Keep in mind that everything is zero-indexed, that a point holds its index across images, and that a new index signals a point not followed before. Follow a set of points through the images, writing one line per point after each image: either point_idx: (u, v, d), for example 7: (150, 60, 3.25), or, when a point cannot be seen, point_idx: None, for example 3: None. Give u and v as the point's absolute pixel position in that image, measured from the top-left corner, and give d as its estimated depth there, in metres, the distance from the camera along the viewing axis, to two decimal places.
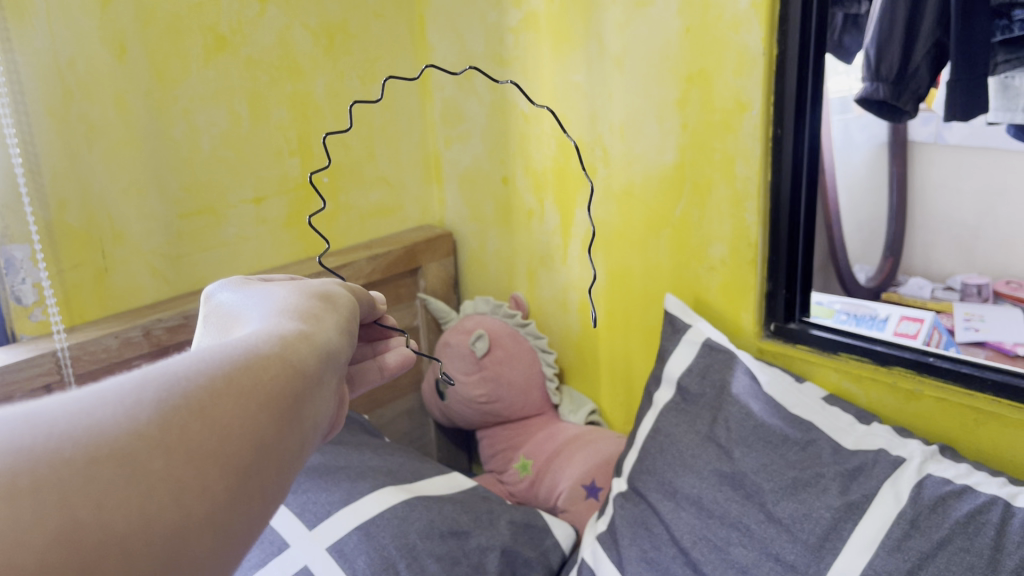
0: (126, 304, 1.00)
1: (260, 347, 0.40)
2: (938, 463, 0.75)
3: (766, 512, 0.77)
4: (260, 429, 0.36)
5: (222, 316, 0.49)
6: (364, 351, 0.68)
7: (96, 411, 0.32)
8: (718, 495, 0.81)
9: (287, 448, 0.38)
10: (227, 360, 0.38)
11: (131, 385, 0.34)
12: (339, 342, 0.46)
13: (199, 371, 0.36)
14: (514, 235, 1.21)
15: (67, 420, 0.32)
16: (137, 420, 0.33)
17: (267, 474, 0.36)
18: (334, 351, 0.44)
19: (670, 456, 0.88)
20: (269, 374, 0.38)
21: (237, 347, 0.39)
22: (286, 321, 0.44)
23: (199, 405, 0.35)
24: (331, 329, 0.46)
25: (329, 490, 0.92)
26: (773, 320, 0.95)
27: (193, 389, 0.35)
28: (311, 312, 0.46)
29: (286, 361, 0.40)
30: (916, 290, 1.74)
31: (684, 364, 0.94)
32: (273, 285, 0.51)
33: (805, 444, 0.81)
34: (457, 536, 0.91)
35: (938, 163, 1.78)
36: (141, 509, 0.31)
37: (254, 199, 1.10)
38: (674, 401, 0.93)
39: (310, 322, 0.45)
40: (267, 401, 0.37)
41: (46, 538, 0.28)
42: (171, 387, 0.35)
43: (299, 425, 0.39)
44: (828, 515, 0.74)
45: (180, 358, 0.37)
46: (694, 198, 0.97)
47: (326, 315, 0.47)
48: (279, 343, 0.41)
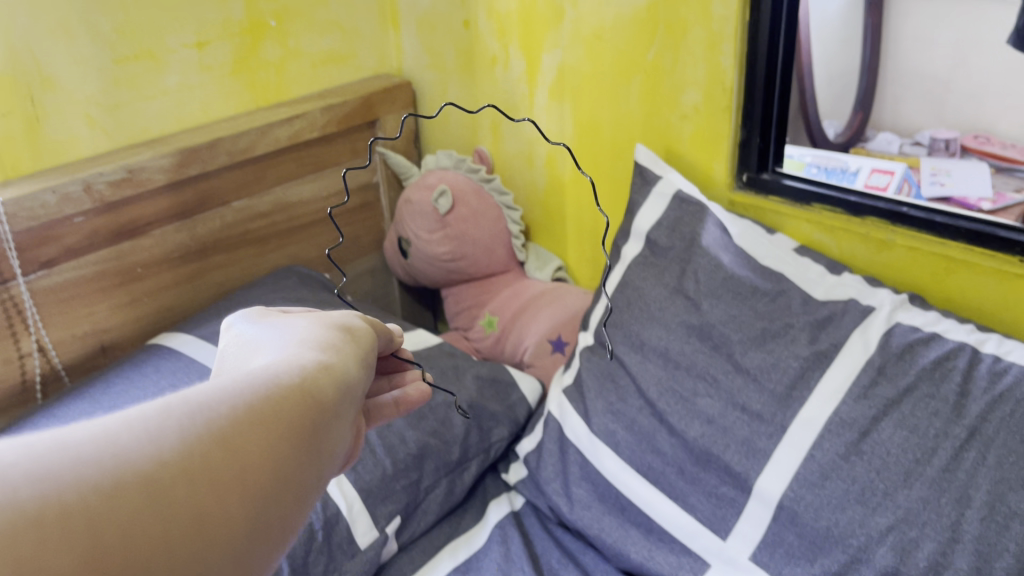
0: (63, 157, 0.94)
1: (277, 378, 0.41)
2: (908, 311, 0.75)
3: (734, 363, 0.77)
4: (277, 461, 0.38)
5: (240, 346, 0.49)
6: (380, 384, 0.64)
7: (123, 437, 0.34)
8: (685, 347, 0.81)
9: (303, 480, 0.39)
10: (246, 393, 0.39)
11: (160, 412, 0.36)
12: (357, 372, 0.47)
13: (222, 402, 0.38)
14: (477, 82, 1.15)
15: (97, 446, 0.33)
16: (163, 448, 0.34)
17: (284, 505, 0.38)
18: (351, 382, 0.46)
19: (637, 309, 0.87)
20: (286, 406, 0.40)
21: (256, 380, 0.41)
22: (304, 353, 0.45)
23: (224, 437, 0.36)
24: (349, 359, 0.47)
25: None
26: (745, 170, 0.93)
27: (218, 422, 0.37)
28: (331, 341, 0.47)
29: (302, 393, 0.41)
30: (884, 145, 1.71)
31: (655, 216, 0.91)
32: (293, 317, 0.52)
33: (775, 295, 0.79)
34: None
35: (915, 13, 1.71)
36: (164, 534, 0.32)
37: (196, 43, 1.02)
38: (642, 254, 0.91)
39: (328, 354, 0.46)
40: (287, 436, 0.39)
41: (75, 560, 0.30)
42: (197, 416, 0.37)
43: (315, 457, 0.41)
44: (796, 364, 0.74)
45: (203, 387, 0.39)
46: (668, 41, 0.92)
47: (346, 347, 0.48)
48: (296, 374, 0.42)
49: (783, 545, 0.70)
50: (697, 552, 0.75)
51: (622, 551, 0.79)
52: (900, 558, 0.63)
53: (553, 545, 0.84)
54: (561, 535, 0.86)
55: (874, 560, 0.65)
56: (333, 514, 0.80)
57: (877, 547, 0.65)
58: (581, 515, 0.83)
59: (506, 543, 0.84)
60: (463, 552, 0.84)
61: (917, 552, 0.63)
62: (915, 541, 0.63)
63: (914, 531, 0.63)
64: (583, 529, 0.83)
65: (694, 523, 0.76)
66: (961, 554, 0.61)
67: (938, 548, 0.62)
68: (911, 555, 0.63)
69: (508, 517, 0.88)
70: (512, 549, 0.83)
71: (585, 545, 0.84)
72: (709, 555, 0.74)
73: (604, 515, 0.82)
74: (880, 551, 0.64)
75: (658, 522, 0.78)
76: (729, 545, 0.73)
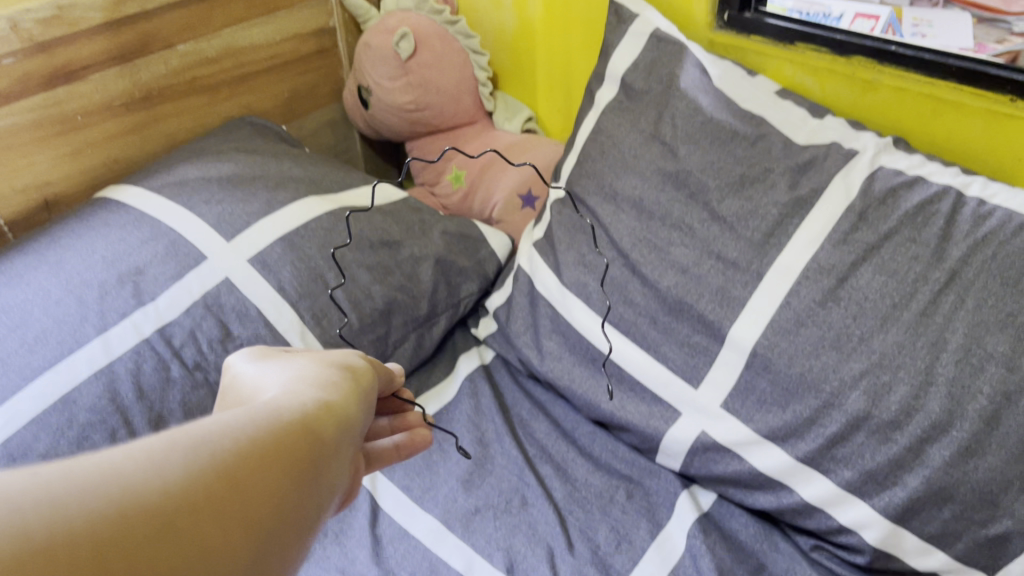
0: None
1: (280, 414, 0.38)
2: (891, 155, 0.72)
3: (710, 211, 0.74)
4: (282, 503, 0.35)
5: (241, 389, 0.46)
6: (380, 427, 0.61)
7: (125, 469, 0.30)
8: (660, 196, 0.78)
9: (307, 519, 0.36)
10: (252, 428, 0.36)
11: (161, 442, 0.32)
12: (359, 408, 0.44)
13: (226, 435, 0.35)
14: None
15: (99, 479, 0.29)
16: (166, 481, 0.31)
17: (288, 550, 0.34)
18: (352, 420, 0.42)
19: (611, 158, 0.83)
20: (290, 440, 0.37)
21: (257, 416, 0.37)
22: (305, 388, 0.42)
23: (229, 471, 0.33)
24: (351, 396, 0.44)
25: (246, 201, 0.83)
26: (728, 9, 0.87)
27: (224, 455, 0.33)
28: (332, 377, 0.44)
29: (303, 429, 0.38)
30: None
31: (630, 59, 0.86)
32: (294, 354, 0.49)
33: (755, 140, 0.76)
34: (389, 247, 0.86)
35: None
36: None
37: None
38: (617, 99, 0.86)
39: (329, 390, 0.43)
40: (291, 476, 0.36)
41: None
42: (201, 446, 0.33)
43: (319, 495, 0.37)
44: (774, 212, 0.71)
45: (205, 420, 0.35)
46: None
47: (345, 382, 0.45)
48: (300, 411, 0.39)
49: (755, 392, 0.70)
50: (668, 401, 0.75)
51: (591, 400, 0.79)
52: (872, 402, 0.63)
53: (523, 397, 0.85)
54: (531, 387, 0.87)
55: (846, 404, 0.64)
56: None
57: (850, 391, 0.64)
58: (552, 368, 0.83)
59: (477, 397, 0.85)
60: (434, 405, 0.85)
61: (889, 396, 0.63)
62: (888, 385, 0.63)
63: (888, 376, 0.63)
64: (553, 382, 0.83)
65: (665, 373, 0.75)
66: (933, 399, 0.61)
67: (910, 392, 0.62)
68: (883, 399, 0.63)
69: (478, 372, 0.88)
70: (482, 403, 0.84)
71: (555, 396, 0.85)
72: (680, 403, 0.74)
73: (575, 368, 0.81)
74: (852, 395, 0.64)
75: (629, 373, 0.78)
76: (701, 395, 0.73)
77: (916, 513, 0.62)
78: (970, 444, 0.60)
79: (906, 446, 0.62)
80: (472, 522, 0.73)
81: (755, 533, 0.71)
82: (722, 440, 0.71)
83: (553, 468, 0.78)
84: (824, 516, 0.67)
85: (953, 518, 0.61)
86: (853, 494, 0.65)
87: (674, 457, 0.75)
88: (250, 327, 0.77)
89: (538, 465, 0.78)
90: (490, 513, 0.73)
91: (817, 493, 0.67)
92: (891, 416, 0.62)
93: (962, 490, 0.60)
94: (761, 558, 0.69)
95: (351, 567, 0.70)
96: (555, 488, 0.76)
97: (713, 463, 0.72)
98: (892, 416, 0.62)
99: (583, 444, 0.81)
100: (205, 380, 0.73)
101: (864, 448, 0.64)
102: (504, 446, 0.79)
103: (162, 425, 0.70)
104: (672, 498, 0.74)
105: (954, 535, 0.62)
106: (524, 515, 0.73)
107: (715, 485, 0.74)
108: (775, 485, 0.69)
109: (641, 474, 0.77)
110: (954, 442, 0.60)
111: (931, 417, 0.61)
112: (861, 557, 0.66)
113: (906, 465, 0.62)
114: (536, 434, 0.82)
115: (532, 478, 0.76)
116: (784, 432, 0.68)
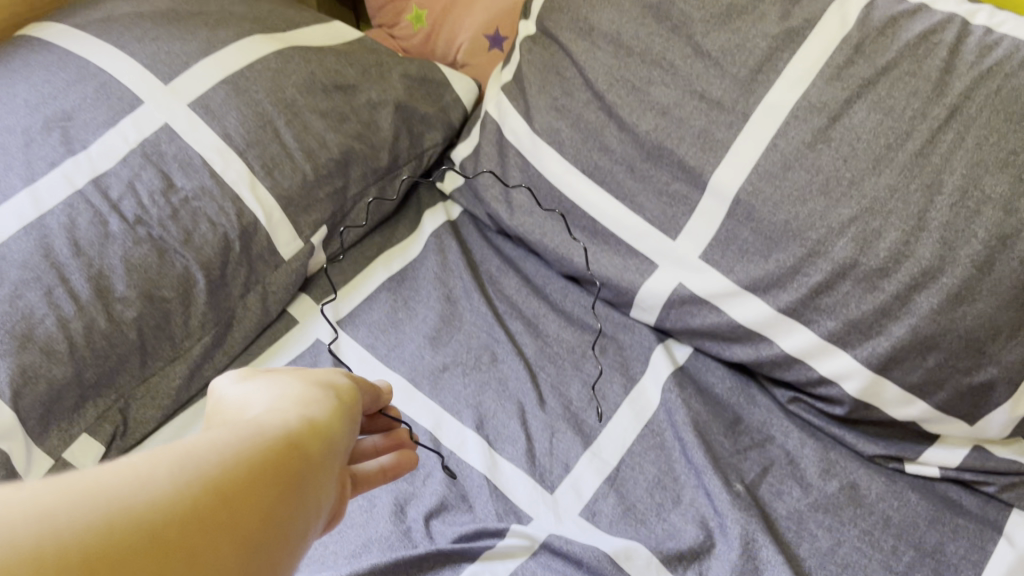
0: None
1: (266, 431, 0.35)
2: None
3: (694, 46, 0.68)
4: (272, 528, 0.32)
5: (221, 413, 0.41)
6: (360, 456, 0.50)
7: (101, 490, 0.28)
8: (640, 31, 0.71)
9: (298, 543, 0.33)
10: (236, 447, 0.33)
11: (137, 463, 0.30)
12: (347, 426, 0.41)
13: (211, 452, 0.32)
14: None
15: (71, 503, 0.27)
16: (142, 506, 0.28)
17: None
18: (341, 437, 0.39)
19: None
20: (277, 458, 0.34)
21: (244, 432, 0.34)
22: (290, 403, 0.39)
23: (211, 490, 0.30)
24: (340, 407, 0.41)
25: (184, 40, 0.76)
26: None
27: (208, 476, 0.31)
28: (317, 395, 0.40)
29: (291, 447, 0.35)
30: None
31: None
32: (277, 371, 0.44)
33: None
34: (343, 91, 0.79)
35: None
36: None
37: None
38: None
39: (316, 403, 0.40)
40: (278, 496, 0.33)
41: None
42: (181, 465, 0.31)
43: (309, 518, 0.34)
44: (764, 45, 0.65)
45: (188, 438, 0.33)
46: None
47: (333, 396, 0.42)
48: (284, 427, 0.36)
49: (737, 242, 0.66)
50: (644, 253, 0.71)
51: (563, 254, 0.75)
52: (860, 250, 0.60)
53: (492, 253, 0.81)
54: (500, 243, 0.82)
55: (832, 253, 0.61)
56: (250, 224, 0.71)
57: (837, 240, 0.61)
58: (522, 222, 0.78)
59: (443, 253, 0.80)
60: (398, 262, 0.80)
61: (878, 244, 0.59)
62: (878, 232, 0.59)
63: (878, 222, 0.59)
64: (523, 236, 0.78)
65: (642, 223, 0.71)
66: (925, 245, 0.58)
67: (901, 238, 0.58)
68: (872, 246, 0.59)
69: (443, 227, 0.82)
70: (449, 259, 0.79)
71: (525, 253, 0.81)
72: (657, 255, 0.70)
73: (546, 220, 0.77)
74: (839, 243, 0.61)
75: (603, 224, 0.73)
76: (680, 246, 0.69)
77: (900, 363, 0.60)
78: (961, 291, 0.57)
79: (893, 294, 0.59)
80: (440, 381, 0.70)
81: (731, 386, 0.70)
82: (700, 293, 0.68)
83: (524, 325, 0.74)
84: (804, 368, 0.64)
85: (938, 368, 0.59)
86: (835, 345, 0.62)
87: (649, 312, 0.71)
88: (194, 179, 0.70)
89: (508, 321, 0.75)
90: (459, 370, 0.70)
91: (798, 345, 0.64)
92: (879, 263, 0.59)
93: (948, 339, 0.58)
94: (737, 411, 0.68)
95: None
96: (526, 345, 0.73)
97: (690, 317, 0.69)
98: (880, 264, 0.59)
99: (555, 300, 0.77)
100: (148, 235, 0.67)
101: (849, 298, 0.61)
102: (472, 303, 0.75)
103: (103, 282, 0.64)
104: (646, 352, 0.71)
105: (937, 385, 0.60)
106: (494, 372, 0.70)
107: (691, 339, 0.71)
108: (754, 337, 0.66)
109: (615, 330, 0.74)
110: (944, 288, 0.57)
111: (921, 264, 0.58)
112: (839, 409, 0.64)
113: (892, 314, 0.59)
114: (506, 291, 0.78)
115: (502, 335, 0.72)
116: (765, 283, 0.65)
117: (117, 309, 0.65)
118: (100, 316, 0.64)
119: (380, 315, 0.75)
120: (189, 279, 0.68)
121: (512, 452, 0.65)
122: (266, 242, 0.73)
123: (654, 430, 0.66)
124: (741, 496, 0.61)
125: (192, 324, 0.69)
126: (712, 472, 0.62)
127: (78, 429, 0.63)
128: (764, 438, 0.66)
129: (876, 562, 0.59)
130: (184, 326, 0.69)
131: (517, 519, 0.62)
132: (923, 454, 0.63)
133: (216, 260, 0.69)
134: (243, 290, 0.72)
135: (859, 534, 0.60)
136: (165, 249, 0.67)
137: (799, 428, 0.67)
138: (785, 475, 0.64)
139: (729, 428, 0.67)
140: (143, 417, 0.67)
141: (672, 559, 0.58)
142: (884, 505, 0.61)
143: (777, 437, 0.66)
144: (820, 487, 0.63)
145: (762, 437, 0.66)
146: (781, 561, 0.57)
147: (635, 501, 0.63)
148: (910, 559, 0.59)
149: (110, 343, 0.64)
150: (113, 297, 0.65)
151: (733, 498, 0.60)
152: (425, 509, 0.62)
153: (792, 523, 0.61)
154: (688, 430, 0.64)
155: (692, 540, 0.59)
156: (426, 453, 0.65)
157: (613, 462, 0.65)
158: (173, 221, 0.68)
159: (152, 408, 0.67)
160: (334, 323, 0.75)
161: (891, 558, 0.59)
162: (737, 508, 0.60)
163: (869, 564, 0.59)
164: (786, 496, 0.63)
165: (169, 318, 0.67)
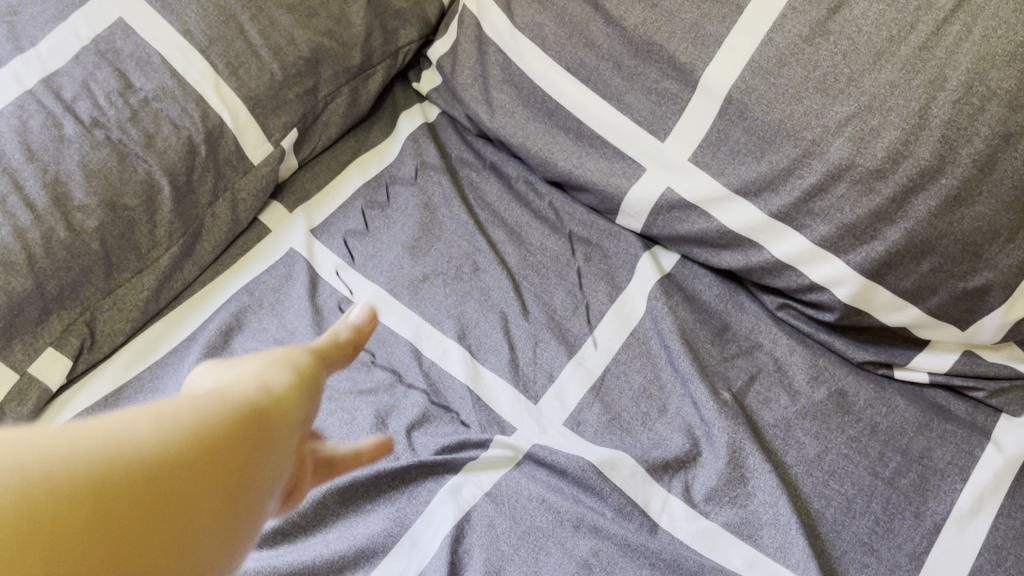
0: None
1: (215, 408, 0.29)
2: None
3: None
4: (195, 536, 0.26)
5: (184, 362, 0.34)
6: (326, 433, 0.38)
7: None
8: None
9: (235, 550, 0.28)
10: (175, 426, 0.27)
11: (43, 437, 0.25)
12: (320, 393, 0.34)
13: (136, 435, 0.26)
14: None
15: None
16: (34, 501, 0.23)
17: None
18: (313, 406, 0.33)
19: None
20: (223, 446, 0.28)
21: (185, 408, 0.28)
22: (256, 364, 0.33)
23: (129, 483, 0.25)
24: (319, 374, 0.34)
25: None
26: None
27: (125, 469, 0.25)
28: (293, 354, 0.34)
29: (249, 424, 0.29)
30: None
31: None
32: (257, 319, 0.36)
33: None
34: None
35: None
36: None
37: None
38: None
39: (289, 367, 0.33)
40: (217, 488, 0.27)
41: None
42: (98, 449, 0.25)
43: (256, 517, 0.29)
44: None
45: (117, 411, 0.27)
46: None
47: (314, 352, 0.35)
48: (246, 396, 0.30)
49: (728, 143, 0.63)
50: (632, 156, 0.68)
51: (547, 159, 0.72)
52: (856, 150, 0.57)
53: (472, 159, 0.77)
54: (481, 148, 0.78)
55: (828, 153, 0.58)
56: (216, 126, 0.67)
57: (833, 140, 0.58)
58: (503, 125, 0.74)
59: (421, 158, 0.76)
60: (374, 168, 0.77)
61: (877, 143, 0.56)
62: (876, 131, 0.56)
63: (876, 121, 0.56)
64: (505, 140, 0.74)
65: (629, 124, 0.68)
66: (925, 143, 0.55)
67: (900, 137, 0.55)
68: (870, 146, 0.57)
69: (421, 131, 0.78)
70: (428, 165, 0.75)
71: (508, 156, 0.77)
72: (645, 158, 0.67)
73: (529, 123, 0.73)
74: (835, 144, 0.58)
75: (589, 126, 0.70)
76: (668, 148, 0.66)
77: (893, 268, 0.58)
78: (960, 193, 0.54)
79: (889, 197, 0.57)
80: (420, 291, 0.68)
81: (719, 294, 0.68)
82: (688, 197, 0.65)
83: (506, 234, 0.71)
84: (794, 274, 0.63)
85: (931, 273, 0.58)
86: (828, 251, 0.60)
87: (636, 218, 0.69)
88: (154, 79, 0.65)
89: (489, 229, 0.72)
90: (440, 279, 0.68)
91: (790, 251, 0.62)
92: (876, 164, 0.57)
93: (944, 243, 0.56)
94: (725, 319, 0.67)
95: (290, 340, 0.65)
96: (508, 254, 0.70)
97: (678, 223, 0.66)
98: (877, 165, 0.56)
99: (538, 207, 0.74)
100: (107, 138, 0.63)
101: (843, 201, 0.58)
102: (452, 212, 0.72)
103: (60, 189, 0.61)
104: (632, 260, 0.69)
105: (930, 290, 0.58)
106: (476, 282, 0.68)
107: (679, 245, 0.68)
108: (744, 243, 0.64)
109: (600, 237, 0.71)
110: (942, 191, 0.55)
111: (920, 164, 0.55)
112: (829, 315, 0.63)
113: (887, 218, 0.57)
114: (487, 199, 0.75)
115: (483, 243, 0.69)
116: (757, 186, 0.62)
117: (78, 218, 0.61)
118: (59, 225, 0.60)
119: (357, 223, 0.72)
120: (153, 185, 0.64)
121: (495, 362, 0.64)
122: (234, 146, 0.69)
123: (640, 339, 0.65)
124: (728, 404, 0.60)
125: (159, 233, 0.66)
126: (700, 380, 0.60)
127: (43, 344, 0.61)
128: (752, 346, 0.65)
129: (863, 469, 0.58)
130: (150, 236, 0.65)
131: (501, 430, 0.61)
132: (912, 359, 0.62)
133: (181, 164, 0.66)
134: (211, 198, 0.68)
135: (846, 440, 0.59)
136: (125, 154, 0.63)
137: (788, 334, 0.65)
138: (773, 383, 0.63)
139: (716, 336, 0.65)
140: (112, 331, 0.64)
141: (658, 467, 0.58)
142: (872, 411, 0.61)
143: (765, 344, 0.65)
144: (808, 394, 0.62)
145: (749, 345, 0.65)
146: (767, 469, 0.57)
147: (620, 411, 0.61)
148: (897, 465, 0.58)
149: (72, 255, 0.61)
150: (71, 204, 0.61)
151: (720, 407, 0.59)
152: (407, 420, 0.60)
153: (780, 431, 0.60)
154: (675, 339, 0.63)
155: (677, 448, 0.58)
156: (406, 365, 0.63)
157: (597, 372, 0.63)
158: (133, 124, 0.64)
159: (121, 321, 0.64)
160: (308, 230, 0.72)
161: (878, 464, 0.58)
162: (724, 417, 0.59)
163: (856, 470, 0.58)
164: (774, 403, 0.62)
165: (134, 227, 0.64)
